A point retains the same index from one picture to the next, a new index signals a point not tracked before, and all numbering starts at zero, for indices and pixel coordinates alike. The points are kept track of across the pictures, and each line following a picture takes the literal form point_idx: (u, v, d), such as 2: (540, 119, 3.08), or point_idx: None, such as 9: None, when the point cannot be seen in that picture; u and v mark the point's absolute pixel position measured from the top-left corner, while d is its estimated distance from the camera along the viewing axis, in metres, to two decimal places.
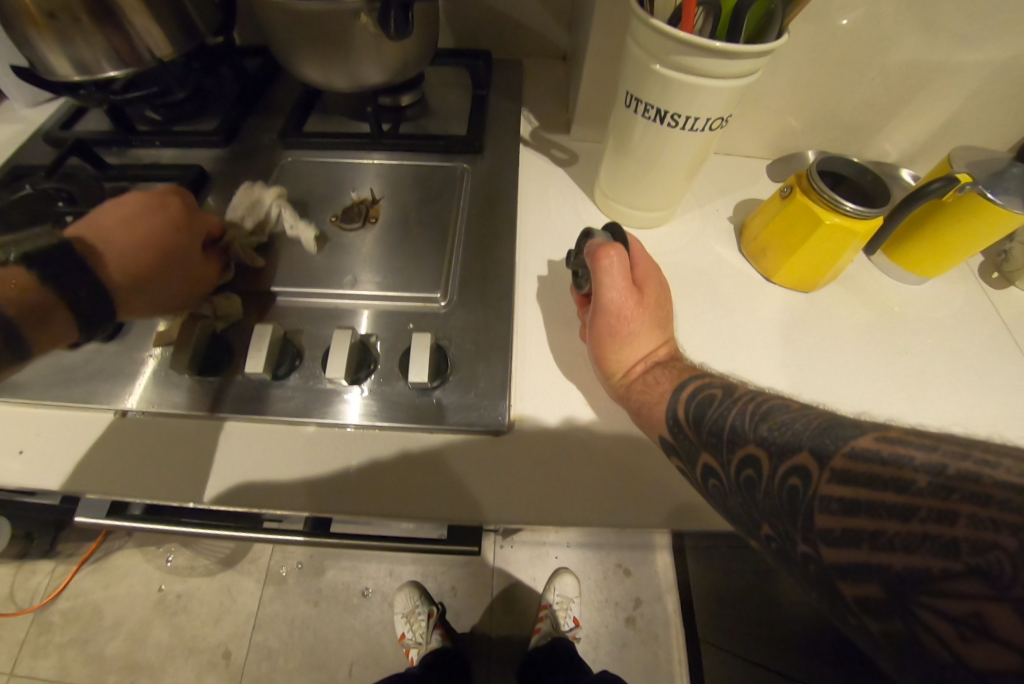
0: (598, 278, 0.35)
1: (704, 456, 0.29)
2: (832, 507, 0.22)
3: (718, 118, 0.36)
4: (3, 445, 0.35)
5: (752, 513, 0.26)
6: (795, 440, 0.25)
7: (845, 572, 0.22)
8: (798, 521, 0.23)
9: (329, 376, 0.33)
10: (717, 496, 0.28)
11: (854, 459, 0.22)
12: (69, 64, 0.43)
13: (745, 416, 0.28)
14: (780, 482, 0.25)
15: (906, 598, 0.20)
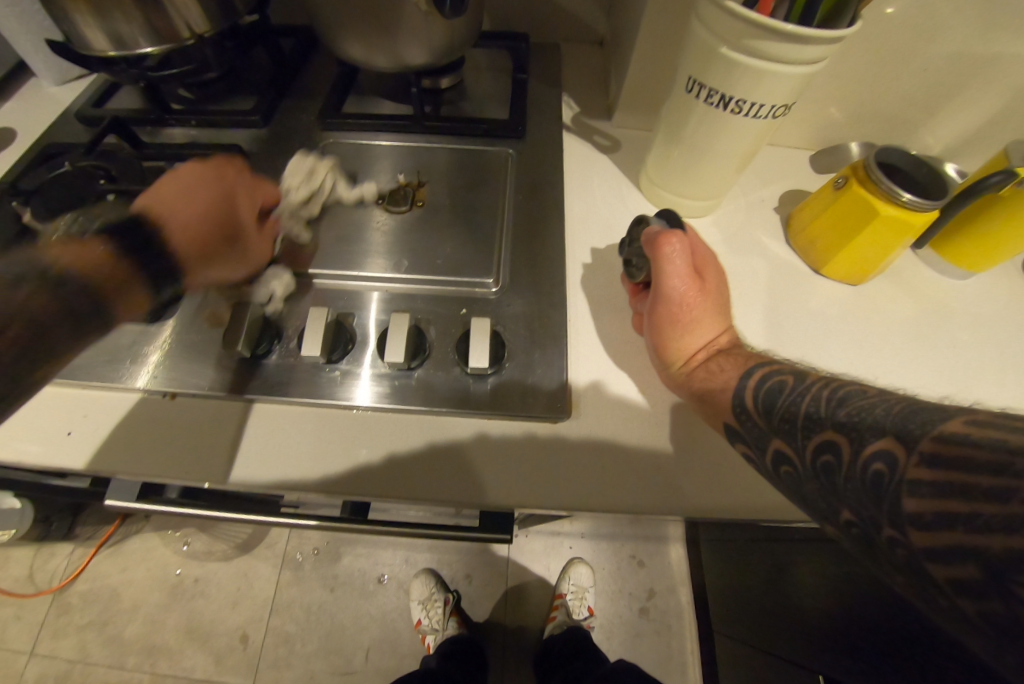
0: (658, 266, 0.35)
1: (776, 442, 0.29)
2: (920, 490, 0.22)
3: (782, 107, 0.35)
4: (53, 426, 0.34)
5: (830, 499, 0.26)
6: (877, 426, 0.25)
7: (935, 553, 0.22)
8: (884, 505, 0.24)
9: (388, 360, 0.33)
10: (789, 482, 0.29)
11: (943, 442, 0.22)
12: (107, 40, 0.42)
13: (824, 402, 0.28)
14: (862, 469, 0.25)
15: (1002, 576, 0.19)
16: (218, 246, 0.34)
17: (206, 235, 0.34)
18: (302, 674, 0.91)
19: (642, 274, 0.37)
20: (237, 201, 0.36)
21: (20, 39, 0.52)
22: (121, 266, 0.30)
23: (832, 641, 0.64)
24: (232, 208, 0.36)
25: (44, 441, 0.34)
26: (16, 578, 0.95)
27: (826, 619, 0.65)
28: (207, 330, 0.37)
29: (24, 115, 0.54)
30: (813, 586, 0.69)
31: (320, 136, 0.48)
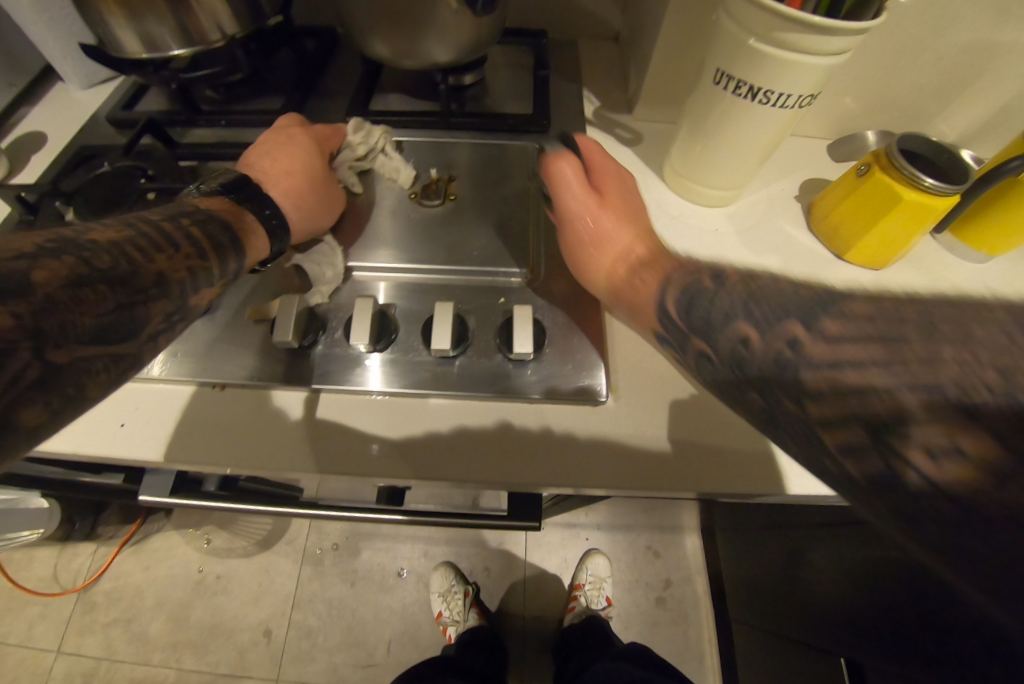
0: (556, 190, 0.38)
1: (693, 341, 0.29)
2: (822, 366, 0.23)
3: (807, 97, 0.36)
4: (106, 419, 0.36)
5: (743, 388, 0.26)
6: (785, 313, 0.25)
7: (827, 424, 0.22)
8: (786, 384, 0.24)
9: (434, 348, 0.34)
10: (710, 379, 0.28)
11: (845, 322, 0.23)
12: (139, 42, 0.43)
13: (735, 297, 0.28)
14: (771, 351, 0.25)
15: (885, 436, 0.20)
16: (311, 195, 0.39)
17: (299, 186, 0.39)
18: (326, 667, 0.92)
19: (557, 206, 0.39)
20: (310, 149, 0.41)
21: (49, 44, 0.53)
22: (213, 233, 0.32)
23: (850, 622, 0.65)
24: (308, 159, 0.40)
25: (97, 433, 0.35)
26: (42, 578, 0.97)
27: (841, 603, 0.66)
28: (250, 323, 0.38)
29: (51, 118, 0.55)
30: (825, 570, 0.69)
31: None
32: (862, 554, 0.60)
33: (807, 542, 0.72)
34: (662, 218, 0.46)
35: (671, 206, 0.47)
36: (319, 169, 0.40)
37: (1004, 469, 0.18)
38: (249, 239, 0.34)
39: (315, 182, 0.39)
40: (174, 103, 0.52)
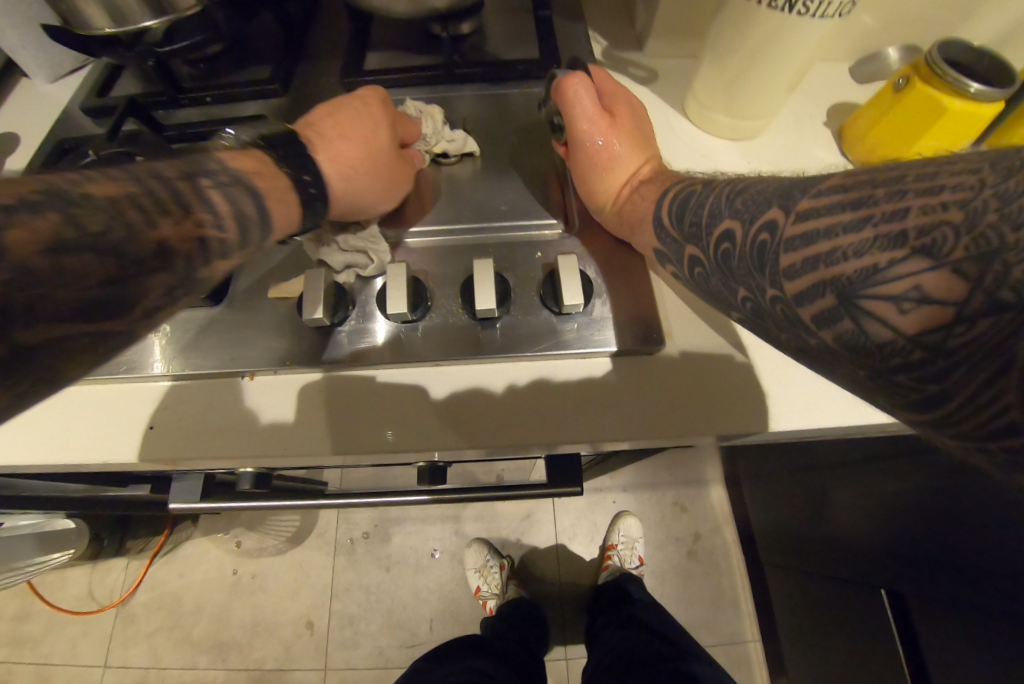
0: (569, 111, 0.36)
1: (688, 248, 0.32)
2: (794, 245, 0.26)
3: (848, 3, 0.33)
4: (137, 420, 0.34)
5: (730, 282, 0.30)
6: (765, 203, 0.28)
7: (805, 298, 0.26)
8: (766, 269, 0.27)
9: (478, 309, 0.32)
10: (702, 281, 0.32)
11: (819, 197, 0.26)
12: (107, 15, 0.39)
13: (721, 198, 0.31)
14: (752, 241, 0.28)
15: (852, 296, 0.24)
16: (367, 173, 0.35)
17: (357, 160, 0.35)
18: (371, 651, 0.93)
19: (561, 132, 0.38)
20: (388, 126, 0.37)
21: (6, 32, 0.48)
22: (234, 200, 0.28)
23: (888, 553, 0.65)
24: (384, 131, 0.36)
25: (130, 435, 0.34)
26: (77, 596, 0.97)
27: (878, 538, 0.66)
28: (273, 305, 0.36)
29: (22, 115, 0.51)
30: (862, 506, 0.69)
31: (346, 98, 0.46)
32: (902, 486, 0.60)
33: (839, 480, 0.72)
34: (691, 156, 0.44)
35: (697, 143, 0.45)
36: (389, 148, 0.36)
37: (966, 304, 0.21)
38: (275, 207, 0.30)
39: (378, 162, 0.35)
40: (153, 85, 0.49)
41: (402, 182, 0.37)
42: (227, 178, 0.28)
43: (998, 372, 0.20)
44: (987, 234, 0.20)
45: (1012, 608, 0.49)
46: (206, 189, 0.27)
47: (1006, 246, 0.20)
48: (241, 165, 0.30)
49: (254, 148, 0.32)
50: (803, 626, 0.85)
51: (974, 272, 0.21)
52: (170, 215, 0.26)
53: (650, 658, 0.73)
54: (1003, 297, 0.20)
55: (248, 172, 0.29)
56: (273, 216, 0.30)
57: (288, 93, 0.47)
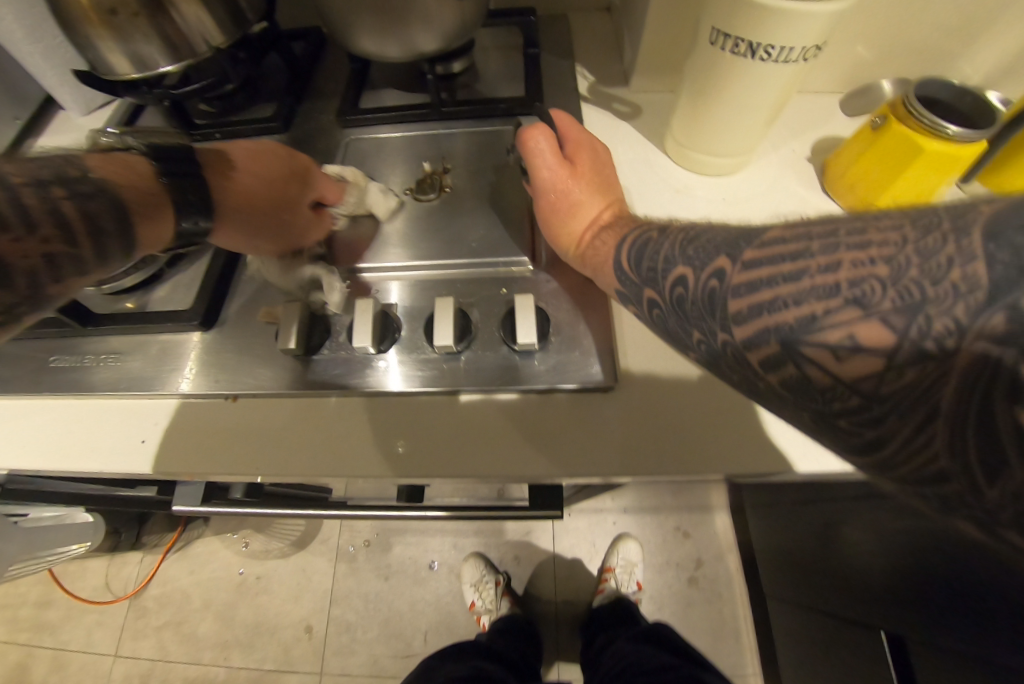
0: (529, 159, 0.37)
1: (646, 292, 0.31)
2: (740, 292, 0.25)
3: (812, 48, 0.34)
4: (128, 436, 0.37)
5: (684, 325, 0.29)
6: (714, 250, 0.28)
7: (751, 343, 0.25)
8: (716, 314, 0.27)
9: (438, 344, 0.34)
10: (660, 323, 0.31)
11: (761, 247, 0.25)
12: (127, 62, 0.43)
13: (675, 245, 0.30)
14: (702, 287, 0.27)
15: (794, 343, 0.23)
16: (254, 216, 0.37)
17: (250, 200, 0.37)
18: (366, 659, 0.95)
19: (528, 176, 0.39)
20: (305, 185, 0.39)
21: (47, 72, 0.53)
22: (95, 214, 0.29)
23: (892, 594, 0.62)
24: (303, 186, 0.39)
25: (122, 450, 0.37)
26: (95, 587, 1.03)
27: (881, 577, 0.64)
28: (261, 335, 0.39)
29: (57, 147, 0.56)
30: (864, 542, 0.66)
31: (341, 134, 0.49)
32: (904, 525, 0.58)
33: (842, 513, 0.69)
34: (667, 193, 0.45)
35: (675, 178, 0.45)
36: (292, 200, 0.38)
37: (895, 355, 0.20)
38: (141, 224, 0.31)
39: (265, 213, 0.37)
40: (171, 120, 0.53)
41: (298, 241, 0.38)
42: (90, 194, 0.29)
43: (927, 419, 0.19)
44: (910, 287, 0.20)
45: (996, 658, 0.47)
46: (57, 203, 0.27)
47: (928, 298, 0.19)
48: (104, 180, 0.30)
49: (136, 157, 0.33)
50: (802, 663, 0.82)
51: (902, 322, 0.20)
52: (10, 230, 0.26)
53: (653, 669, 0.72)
54: (927, 348, 0.19)
55: (111, 181, 0.30)
56: (137, 237, 0.31)
57: (289, 129, 0.50)
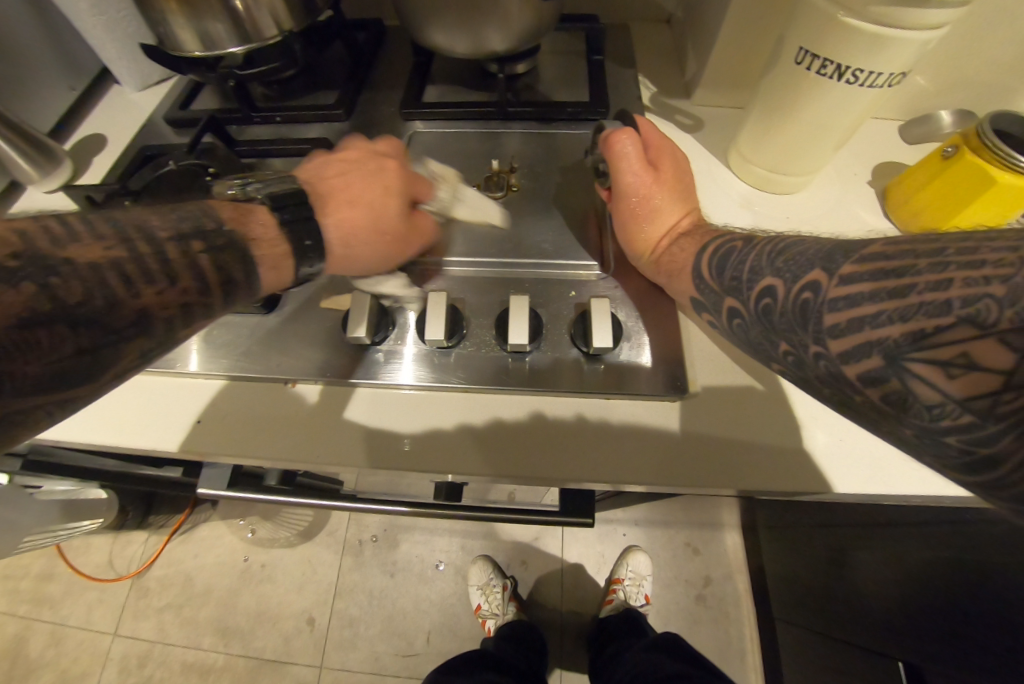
0: (614, 163, 0.38)
1: (727, 300, 0.33)
2: (838, 306, 0.26)
3: (897, 75, 0.34)
4: (184, 416, 0.37)
5: (770, 336, 0.30)
6: (809, 263, 0.28)
7: (850, 356, 0.25)
8: (809, 327, 0.27)
9: (511, 343, 0.34)
10: (740, 332, 0.32)
11: (863, 262, 0.26)
12: (197, 40, 0.43)
13: (762, 255, 0.31)
14: (794, 299, 0.28)
15: (900, 358, 0.23)
16: (368, 242, 0.35)
17: (364, 225, 0.35)
18: (367, 656, 0.94)
19: (607, 179, 0.39)
20: (404, 191, 0.37)
21: (107, 46, 0.53)
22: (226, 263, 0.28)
23: (912, 626, 0.61)
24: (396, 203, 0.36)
25: (177, 429, 0.36)
26: (98, 564, 1.02)
27: (900, 606, 0.63)
28: (324, 322, 0.38)
29: (111, 120, 0.56)
30: (882, 570, 0.66)
31: (402, 127, 0.49)
32: (931, 555, 0.58)
33: (863, 540, 0.69)
34: (730, 205, 0.45)
35: (737, 192, 0.46)
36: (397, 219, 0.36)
37: (1013, 375, 0.20)
38: (267, 272, 0.30)
39: (374, 235, 0.35)
40: (229, 101, 0.53)
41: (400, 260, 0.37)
42: (223, 243, 0.28)
43: None
44: None
45: None
46: (197, 257, 0.27)
47: None
48: (238, 228, 0.29)
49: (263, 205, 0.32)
50: None
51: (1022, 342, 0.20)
52: (150, 286, 0.26)
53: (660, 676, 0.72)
54: None
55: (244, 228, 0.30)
56: (262, 281, 0.30)
57: (350, 118, 0.50)
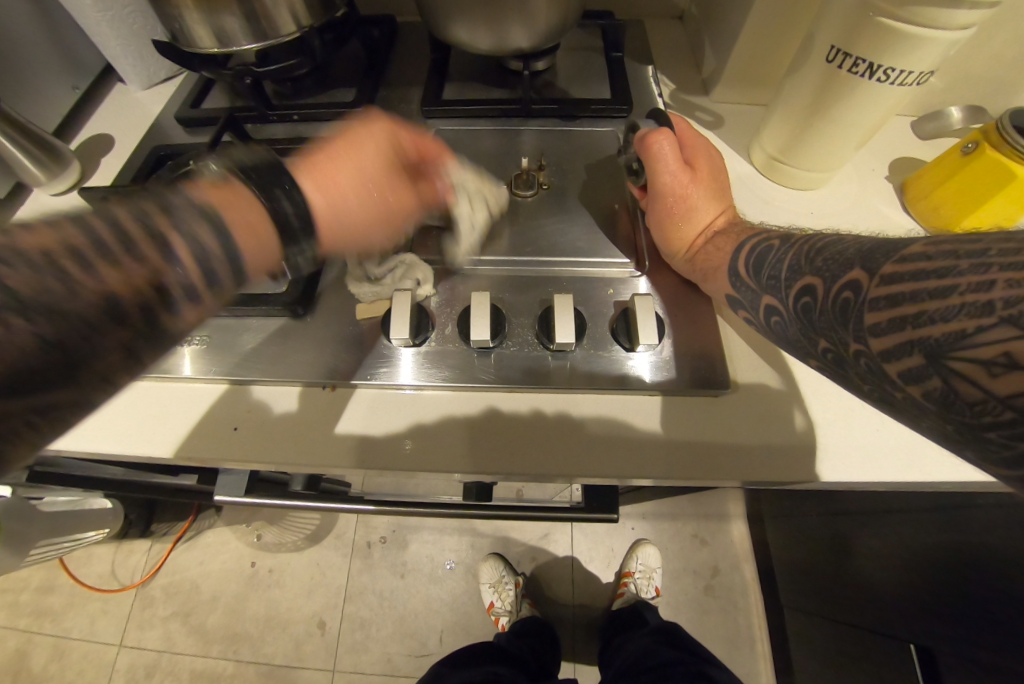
0: (651, 162, 0.38)
1: (765, 298, 0.33)
2: (880, 305, 0.25)
3: (926, 73, 0.34)
4: (218, 422, 0.36)
5: (808, 335, 0.30)
6: (848, 263, 0.28)
7: (891, 354, 0.25)
8: (850, 326, 0.27)
9: (557, 341, 0.34)
10: (779, 331, 0.33)
11: (903, 262, 0.25)
12: (213, 36, 0.42)
13: (801, 255, 0.31)
14: (834, 299, 0.28)
15: (941, 357, 0.23)
16: (366, 208, 0.32)
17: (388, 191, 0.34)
18: (380, 657, 0.94)
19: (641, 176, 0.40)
20: (390, 167, 0.33)
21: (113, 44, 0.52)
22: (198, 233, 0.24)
23: (923, 610, 0.63)
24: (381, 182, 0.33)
25: (212, 437, 0.36)
26: (100, 575, 1.00)
27: (906, 588, 0.65)
28: (360, 323, 0.38)
29: (116, 120, 0.55)
30: (890, 556, 0.67)
31: (423, 125, 0.48)
32: (939, 538, 0.59)
33: (870, 528, 0.71)
34: (756, 201, 0.45)
35: (763, 188, 0.46)
36: (393, 185, 0.33)
37: None
38: (248, 244, 0.25)
39: (377, 195, 0.32)
40: (242, 99, 0.52)
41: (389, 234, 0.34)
42: (199, 216, 0.24)
43: None
44: None
45: None
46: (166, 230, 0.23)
47: None
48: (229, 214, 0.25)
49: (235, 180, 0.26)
50: (820, 672, 0.83)
51: None
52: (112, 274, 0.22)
53: (669, 665, 0.73)
54: None
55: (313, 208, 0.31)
56: (250, 262, 0.26)
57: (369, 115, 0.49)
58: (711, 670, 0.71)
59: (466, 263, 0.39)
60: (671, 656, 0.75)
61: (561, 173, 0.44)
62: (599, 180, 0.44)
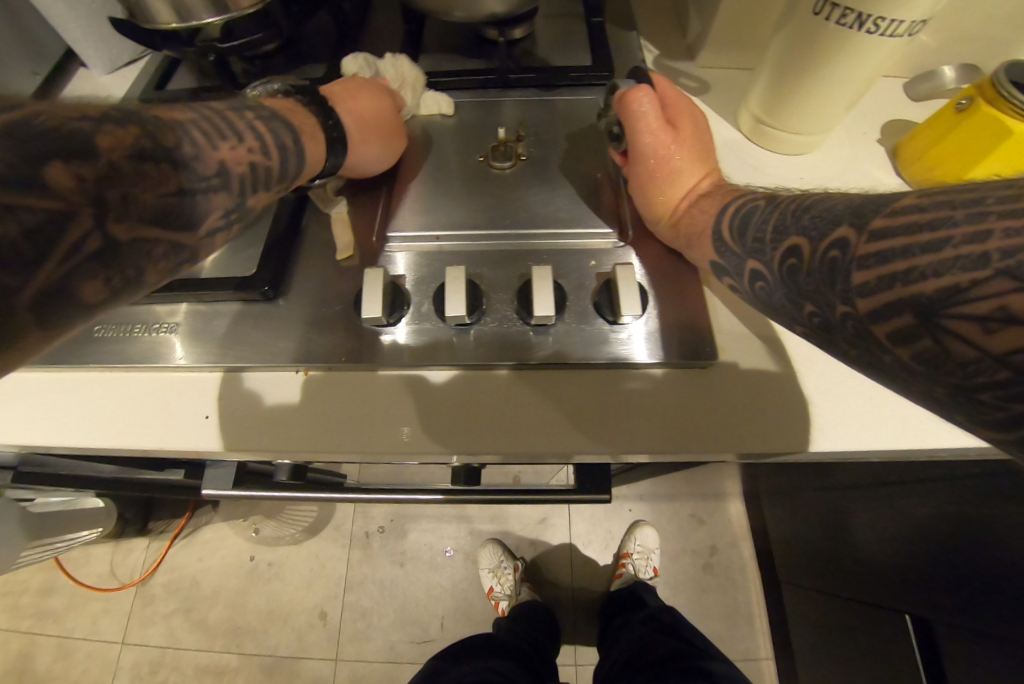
0: (632, 123, 0.36)
1: (750, 263, 0.32)
2: (868, 263, 0.24)
3: (917, 23, 0.33)
4: (191, 411, 0.35)
5: (794, 298, 0.29)
6: (837, 221, 0.26)
7: (880, 315, 0.23)
8: (837, 286, 0.25)
9: (537, 316, 0.33)
10: (764, 296, 0.31)
11: (893, 216, 0.23)
12: (170, 9, 0.40)
13: (787, 215, 0.30)
14: (821, 258, 0.27)
15: (933, 316, 0.21)
16: None
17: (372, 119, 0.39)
18: (382, 645, 0.94)
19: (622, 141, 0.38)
20: None
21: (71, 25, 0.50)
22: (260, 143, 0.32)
23: (920, 582, 0.62)
24: None
25: (185, 426, 0.35)
26: (99, 574, 1.00)
27: (902, 560, 0.65)
28: (333, 305, 0.37)
29: None
30: (887, 528, 0.67)
31: None
32: (936, 509, 0.59)
33: (866, 501, 0.70)
34: (744, 167, 0.44)
35: (750, 153, 0.45)
36: None
37: None
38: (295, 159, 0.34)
39: None
40: (209, 78, 0.50)
41: None
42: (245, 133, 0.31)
43: None
44: None
45: None
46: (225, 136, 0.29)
47: None
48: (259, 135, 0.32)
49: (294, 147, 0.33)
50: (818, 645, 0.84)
51: None
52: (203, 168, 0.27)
53: (667, 656, 0.73)
54: None
55: (278, 112, 0.34)
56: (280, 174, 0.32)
57: None
58: (708, 665, 0.70)
59: (441, 241, 0.38)
60: (671, 650, 0.74)
61: (540, 144, 0.42)
62: (579, 149, 0.42)
